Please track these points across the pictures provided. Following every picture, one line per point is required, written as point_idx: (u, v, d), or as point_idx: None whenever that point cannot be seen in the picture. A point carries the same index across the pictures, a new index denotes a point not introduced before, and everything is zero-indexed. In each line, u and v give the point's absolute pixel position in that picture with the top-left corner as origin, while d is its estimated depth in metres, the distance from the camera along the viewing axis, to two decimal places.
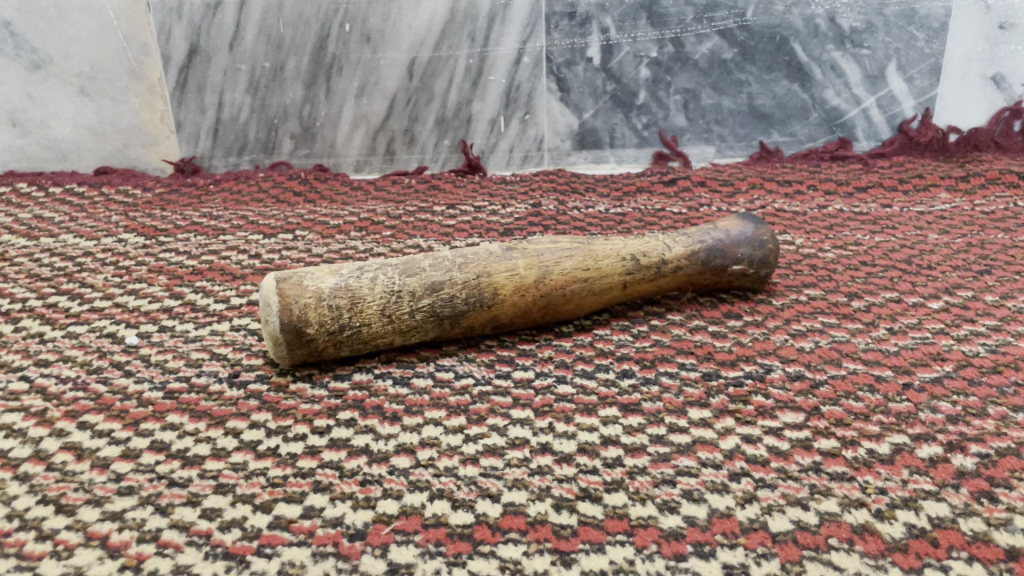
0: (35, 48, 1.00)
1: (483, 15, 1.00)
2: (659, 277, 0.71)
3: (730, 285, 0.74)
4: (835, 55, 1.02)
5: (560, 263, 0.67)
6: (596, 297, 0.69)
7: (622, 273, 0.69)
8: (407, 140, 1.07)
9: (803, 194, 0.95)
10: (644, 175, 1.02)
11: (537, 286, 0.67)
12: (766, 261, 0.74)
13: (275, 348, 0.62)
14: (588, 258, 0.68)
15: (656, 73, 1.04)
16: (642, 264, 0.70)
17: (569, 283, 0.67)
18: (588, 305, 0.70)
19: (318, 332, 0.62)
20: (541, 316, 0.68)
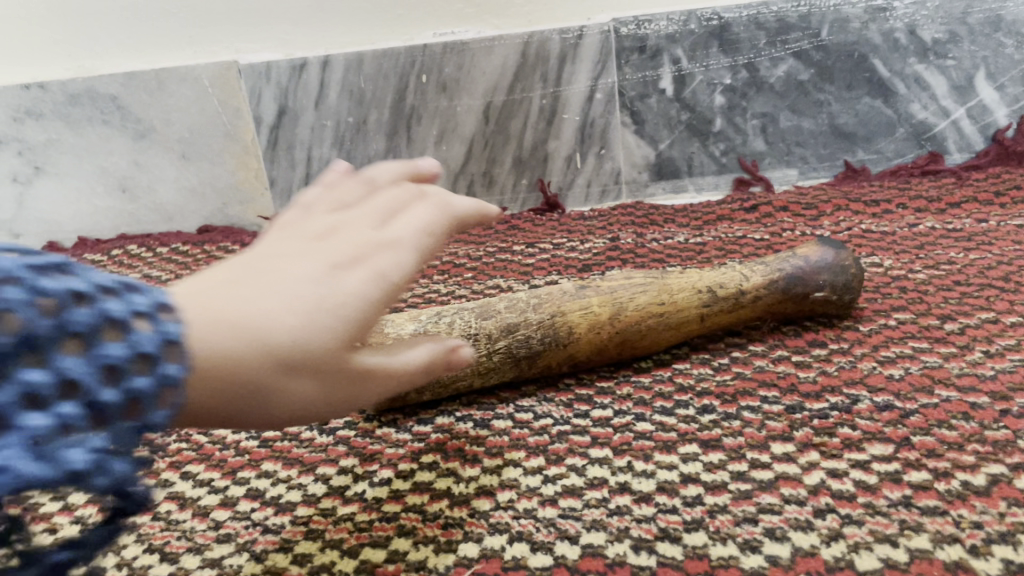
0: (140, 118, 1.08)
1: (554, 55, 1.02)
2: (738, 307, 0.70)
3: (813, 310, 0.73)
4: (918, 68, 0.99)
5: (634, 298, 0.68)
6: (673, 330, 0.69)
7: (698, 306, 0.69)
8: (486, 182, 1.10)
9: (892, 213, 0.92)
10: (724, 203, 1.01)
11: (613, 322, 0.67)
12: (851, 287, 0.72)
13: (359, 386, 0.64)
14: (663, 292, 0.68)
15: (732, 99, 1.03)
16: (719, 296, 0.69)
17: (645, 319, 0.67)
18: (666, 339, 0.69)
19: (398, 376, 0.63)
20: (616, 353, 0.68)
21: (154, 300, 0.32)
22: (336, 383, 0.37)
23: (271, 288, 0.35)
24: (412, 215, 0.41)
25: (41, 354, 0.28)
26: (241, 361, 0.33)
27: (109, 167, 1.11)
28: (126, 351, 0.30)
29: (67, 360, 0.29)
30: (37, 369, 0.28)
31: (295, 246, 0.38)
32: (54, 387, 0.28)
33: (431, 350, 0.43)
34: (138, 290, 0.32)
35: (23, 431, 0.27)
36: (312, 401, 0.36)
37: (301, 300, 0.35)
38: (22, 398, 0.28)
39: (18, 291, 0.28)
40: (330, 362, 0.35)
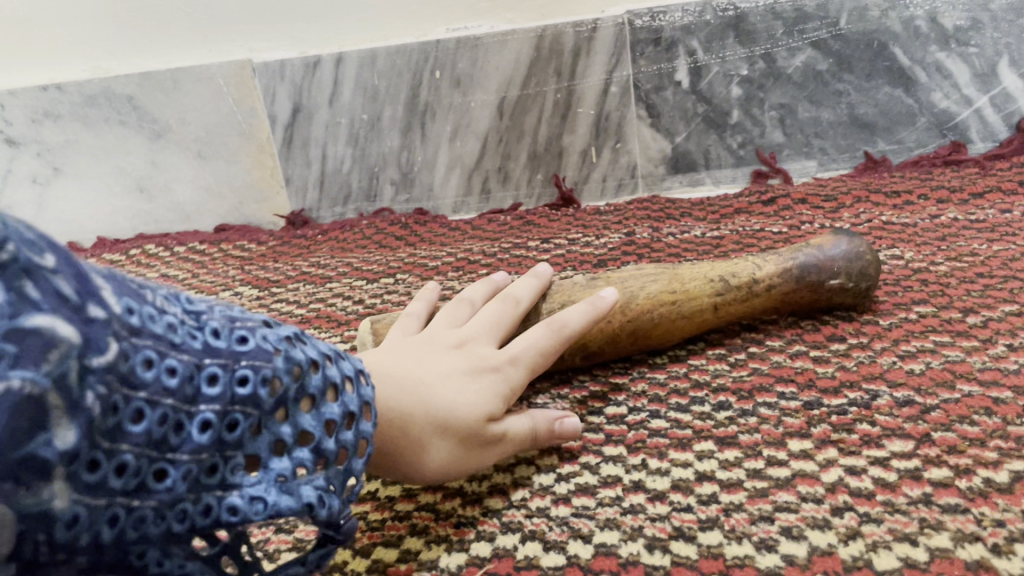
0: (156, 118, 1.09)
1: (569, 49, 1.01)
2: (752, 297, 0.69)
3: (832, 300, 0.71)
4: (939, 56, 0.97)
5: (645, 287, 0.67)
6: (687, 320, 0.68)
7: (711, 295, 0.68)
8: (501, 177, 1.09)
9: (913, 204, 0.90)
10: (741, 196, 1.00)
11: (624, 311, 0.66)
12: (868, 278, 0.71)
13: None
14: (673, 281, 0.68)
15: (749, 91, 1.01)
16: (732, 284, 0.68)
17: (656, 308, 0.67)
18: (679, 330, 0.68)
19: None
20: (628, 343, 0.67)
21: (351, 369, 0.45)
22: (466, 444, 0.54)
23: (429, 372, 0.55)
24: (532, 333, 0.62)
25: (286, 409, 0.39)
26: (410, 419, 0.51)
27: (126, 166, 1.13)
28: (338, 409, 0.42)
29: (306, 416, 0.40)
30: (286, 421, 0.39)
31: (444, 349, 0.59)
32: (296, 435, 0.39)
33: (531, 423, 0.58)
34: (344, 359, 0.45)
35: (280, 467, 0.38)
36: (449, 458, 0.53)
37: (446, 377, 0.55)
38: (280, 442, 0.39)
39: (282, 359, 0.39)
40: (466, 431, 0.53)
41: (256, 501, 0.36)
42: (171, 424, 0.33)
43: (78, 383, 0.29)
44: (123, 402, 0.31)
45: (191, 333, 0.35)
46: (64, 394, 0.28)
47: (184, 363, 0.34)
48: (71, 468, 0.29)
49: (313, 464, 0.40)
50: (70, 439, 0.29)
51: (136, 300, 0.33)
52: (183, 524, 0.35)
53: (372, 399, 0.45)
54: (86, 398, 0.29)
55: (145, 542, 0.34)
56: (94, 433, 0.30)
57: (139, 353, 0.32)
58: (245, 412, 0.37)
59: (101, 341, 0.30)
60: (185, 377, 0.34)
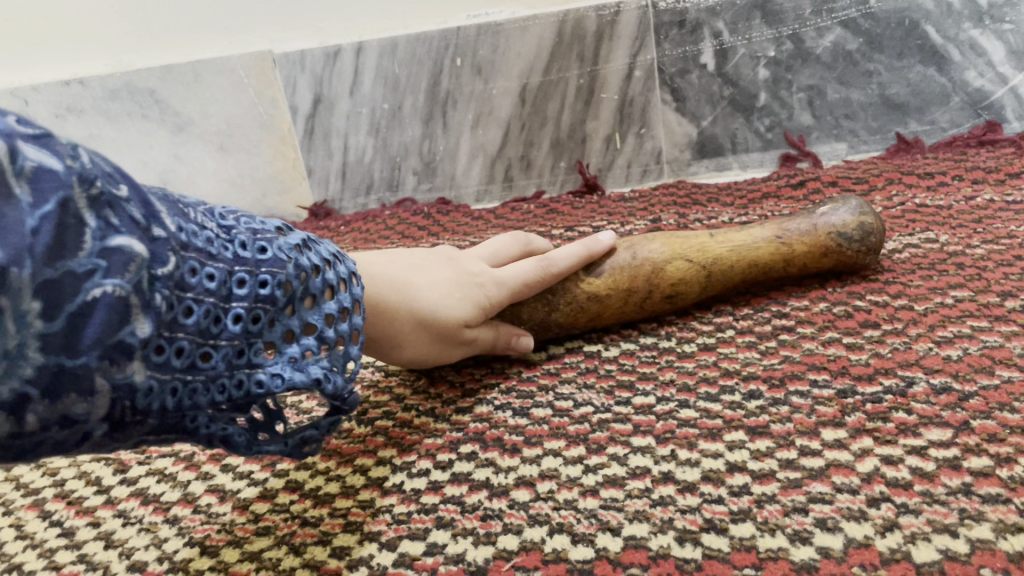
0: (179, 111, 1.09)
1: (591, 33, 0.99)
2: (746, 230, 0.72)
3: (838, 257, 0.72)
4: (974, 33, 0.93)
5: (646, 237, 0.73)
6: (686, 243, 0.70)
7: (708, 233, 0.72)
8: (523, 165, 1.08)
9: (947, 186, 0.88)
10: (770, 180, 0.98)
11: (622, 242, 0.72)
12: (870, 231, 0.71)
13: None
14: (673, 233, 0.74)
15: (776, 73, 0.98)
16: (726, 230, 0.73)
17: (653, 235, 0.72)
18: (682, 253, 0.70)
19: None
20: (631, 258, 0.69)
21: (347, 271, 0.51)
22: (434, 343, 0.63)
23: (416, 279, 0.62)
24: (523, 265, 0.67)
25: (293, 306, 0.45)
26: (388, 314, 0.59)
27: (150, 160, 1.14)
28: (336, 305, 0.48)
29: (310, 311, 0.46)
30: (293, 315, 0.45)
31: (437, 262, 0.66)
32: (303, 328, 0.46)
33: (496, 333, 0.66)
34: (341, 263, 0.51)
35: (293, 353, 0.45)
36: (417, 348, 0.62)
37: (429, 287, 0.62)
38: (291, 332, 0.45)
39: (293, 266, 0.45)
40: (429, 335, 0.62)
41: (277, 377, 0.43)
42: (213, 316, 0.40)
43: (149, 288, 0.35)
44: (178, 301, 0.38)
45: (224, 245, 0.42)
46: (141, 296, 0.35)
47: (220, 270, 0.40)
48: (145, 352, 0.36)
49: (319, 350, 0.46)
50: (147, 330, 0.35)
51: (182, 217, 0.39)
52: (224, 397, 0.41)
53: (362, 297, 0.51)
54: (156, 298, 0.36)
55: (196, 410, 0.40)
56: (161, 325, 0.37)
57: (187, 263, 0.38)
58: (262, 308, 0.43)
59: (163, 255, 0.36)
60: (220, 281, 0.41)
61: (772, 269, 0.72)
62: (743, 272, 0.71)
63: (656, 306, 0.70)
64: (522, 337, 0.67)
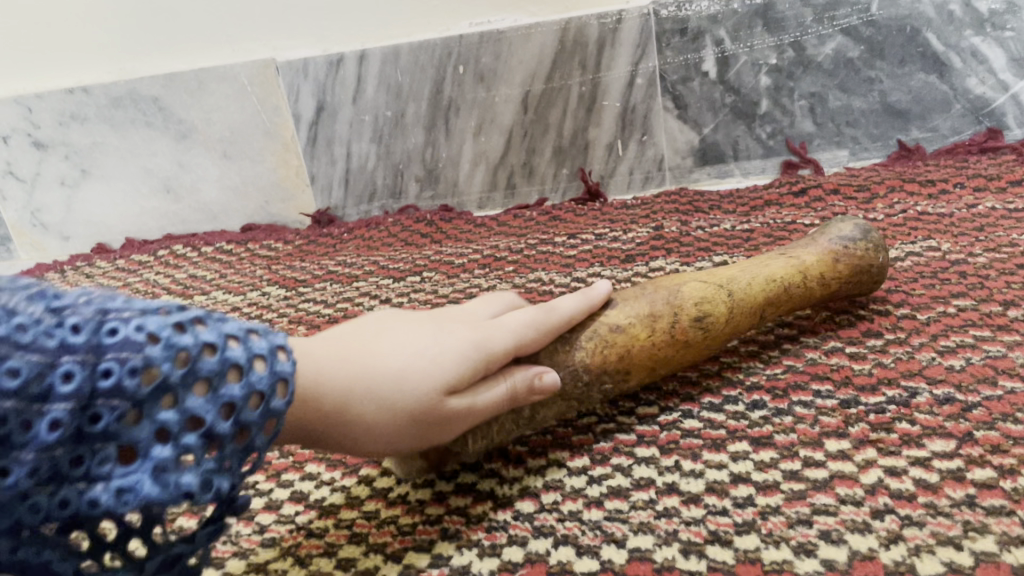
0: (182, 119, 1.10)
1: (593, 41, 1.00)
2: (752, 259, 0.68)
3: (851, 260, 0.68)
4: (975, 40, 0.93)
5: None
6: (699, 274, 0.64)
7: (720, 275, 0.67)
8: (526, 173, 1.08)
9: (948, 193, 0.88)
10: (772, 187, 0.98)
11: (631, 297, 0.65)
12: (860, 234, 0.70)
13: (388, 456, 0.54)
14: None
15: (778, 80, 0.99)
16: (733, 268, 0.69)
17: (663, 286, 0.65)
18: (698, 287, 0.61)
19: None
20: (641, 289, 0.62)
21: (265, 344, 0.39)
22: (420, 426, 0.47)
23: (383, 349, 0.48)
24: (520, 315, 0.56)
25: (173, 395, 0.35)
26: (350, 392, 0.45)
27: (153, 168, 1.14)
28: (238, 391, 0.37)
29: (197, 400, 0.36)
30: (170, 407, 0.35)
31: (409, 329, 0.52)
32: (183, 422, 0.35)
33: (507, 391, 0.51)
34: (256, 334, 0.39)
35: (164, 457, 0.34)
36: (398, 440, 0.47)
37: (400, 357, 0.48)
38: (165, 431, 0.34)
39: (159, 347, 0.34)
40: (414, 411, 0.47)
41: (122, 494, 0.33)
42: (13, 424, 0.30)
43: None
44: None
45: (47, 329, 0.32)
46: None
47: (34, 363, 0.31)
48: None
49: (203, 452, 0.35)
50: None
51: None
52: (38, 517, 0.32)
53: (290, 375, 0.39)
54: None
55: None
56: None
57: None
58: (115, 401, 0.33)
59: None
60: (33, 376, 0.31)
61: (793, 286, 0.66)
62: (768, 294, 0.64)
63: (689, 335, 0.59)
64: (541, 378, 0.52)
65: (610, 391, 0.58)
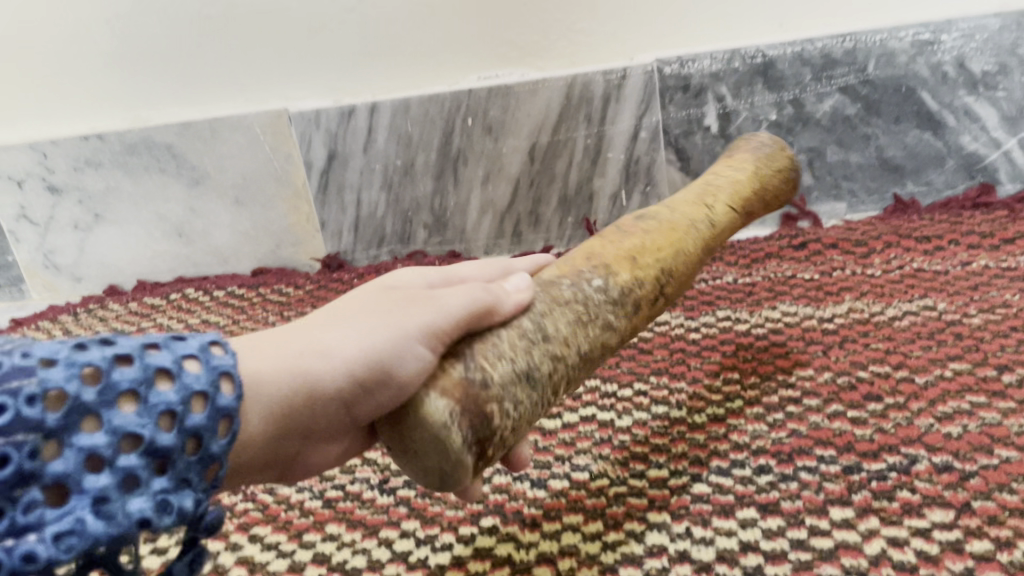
0: (195, 166, 1.13)
1: (598, 96, 1.03)
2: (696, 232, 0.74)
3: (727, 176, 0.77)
4: (968, 100, 0.96)
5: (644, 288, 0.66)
6: None
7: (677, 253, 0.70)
8: (532, 221, 1.11)
9: (943, 250, 0.91)
10: (772, 239, 1.01)
11: None
12: (772, 143, 0.86)
13: (464, 474, 0.45)
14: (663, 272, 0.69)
15: (778, 135, 1.02)
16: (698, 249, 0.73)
17: None
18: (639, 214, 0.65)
19: (424, 481, 0.47)
20: None
21: (193, 345, 0.41)
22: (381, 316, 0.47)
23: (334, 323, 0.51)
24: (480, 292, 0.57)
25: (98, 416, 0.35)
26: (300, 329, 0.47)
27: (166, 213, 1.17)
28: (172, 396, 0.38)
29: (128, 416, 0.36)
30: (96, 430, 0.35)
31: None
32: (118, 442, 0.35)
33: (472, 288, 0.49)
34: (181, 340, 0.41)
35: (100, 485, 0.34)
36: (368, 337, 0.46)
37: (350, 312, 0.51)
38: (97, 457, 0.34)
39: (68, 374, 0.35)
40: (371, 309, 0.48)
41: (68, 534, 0.32)
42: None
43: None
44: None
45: None
46: None
47: None
48: None
49: (146, 472, 0.36)
50: None
51: None
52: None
53: (230, 368, 0.41)
54: None
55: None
56: None
57: None
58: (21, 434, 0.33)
59: None
60: None
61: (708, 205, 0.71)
62: (708, 214, 0.68)
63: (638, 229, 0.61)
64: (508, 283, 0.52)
65: (603, 287, 0.55)
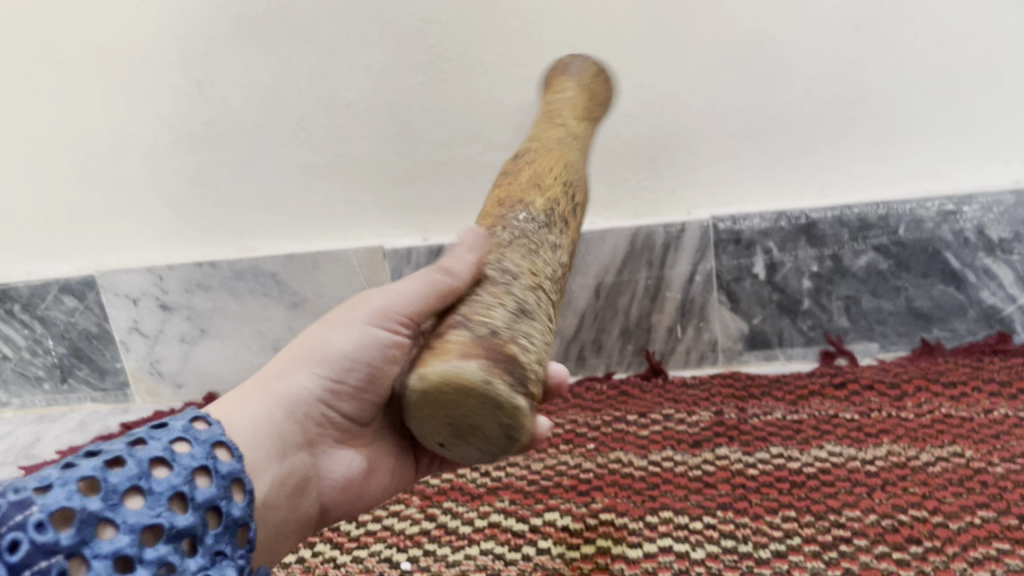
0: (296, 291, 1.28)
1: (659, 245, 1.17)
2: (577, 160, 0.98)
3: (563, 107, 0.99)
4: (987, 261, 1.11)
5: None
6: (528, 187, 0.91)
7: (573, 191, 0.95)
8: (595, 348, 1.25)
9: (968, 396, 1.04)
10: (814, 377, 1.14)
11: None
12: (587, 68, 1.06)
13: (524, 416, 0.55)
14: None
15: (818, 283, 1.16)
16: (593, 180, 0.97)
17: None
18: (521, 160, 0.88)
19: (493, 441, 0.58)
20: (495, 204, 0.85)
21: (167, 442, 0.57)
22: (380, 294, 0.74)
23: (307, 348, 0.72)
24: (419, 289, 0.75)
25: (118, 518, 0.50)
26: (310, 337, 0.73)
27: (264, 330, 1.31)
28: (168, 483, 0.54)
29: (140, 511, 0.51)
30: (118, 533, 0.50)
31: None
32: (145, 531, 0.51)
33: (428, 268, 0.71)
34: (151, 440, 0.57)
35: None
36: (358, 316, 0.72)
37: (316, 333, 0.73)
38: (125, 554, 0.49)
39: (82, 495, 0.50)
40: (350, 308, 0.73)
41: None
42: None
43: None
44: None
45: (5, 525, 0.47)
46: None
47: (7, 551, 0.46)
48: None
49: (175, 550, 0.51)
50: None
51: None
52: None
53: (193, 450, 0.58)
54: None
55: None
56: None
57: None
58: (55, 556, 0.47)
59: None
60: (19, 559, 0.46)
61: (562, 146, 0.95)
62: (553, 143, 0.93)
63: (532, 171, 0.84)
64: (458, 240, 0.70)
65: (524, 217, 0.76)
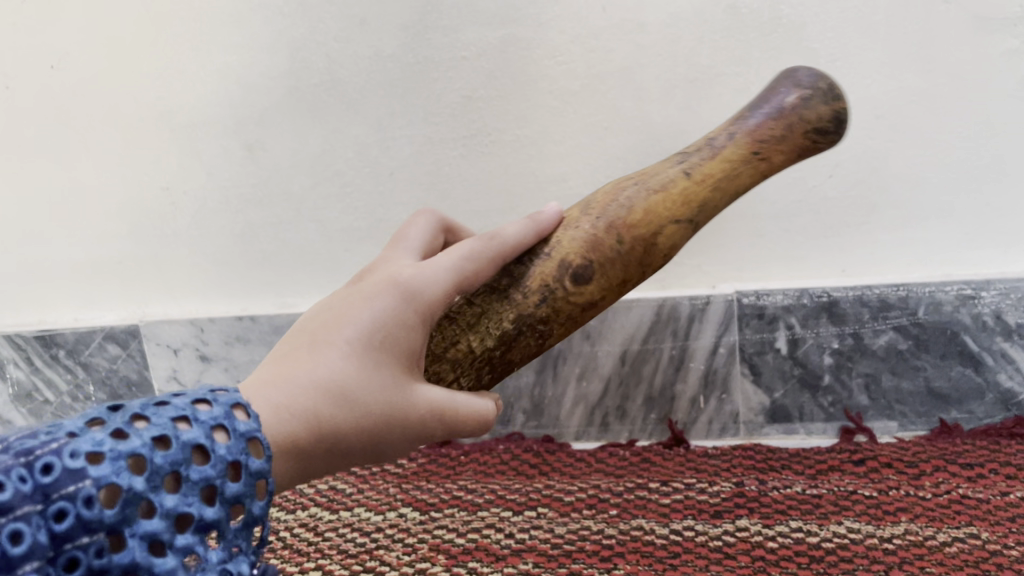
0: None
1: (684, 316, 1.21)
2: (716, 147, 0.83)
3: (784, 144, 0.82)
4: (1004, 345, 1.15)
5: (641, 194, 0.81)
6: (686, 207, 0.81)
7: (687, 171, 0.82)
8: (619, 414, 1.28)
9: (985, 478, 1.06)
10: (832, 452, 1.17)
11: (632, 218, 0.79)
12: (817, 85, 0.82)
13: None
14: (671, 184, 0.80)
15: (839, 360, 1.20)
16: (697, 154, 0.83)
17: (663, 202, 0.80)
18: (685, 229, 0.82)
19: None
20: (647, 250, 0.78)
21: (220, 416, 0.53)
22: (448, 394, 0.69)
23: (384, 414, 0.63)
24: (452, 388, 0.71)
25: (153, 502, 0.47)
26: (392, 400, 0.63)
27: None
28: (208, 471, 0.50)
29: (176, 497, 0.48)
30: (152, 516, 0.47)
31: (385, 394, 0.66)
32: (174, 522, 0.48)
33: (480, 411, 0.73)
34: (204, 409, 0.53)
35: (169, 565, 0.46)
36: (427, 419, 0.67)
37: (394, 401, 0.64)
38: (158, 540, 0.46)
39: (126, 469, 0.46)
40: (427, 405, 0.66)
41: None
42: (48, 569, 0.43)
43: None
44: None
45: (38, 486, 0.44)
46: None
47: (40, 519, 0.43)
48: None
49: (200, 541, 0.49)
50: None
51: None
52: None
53: (246, 435, 0.53)
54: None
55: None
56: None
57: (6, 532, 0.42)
58: (91, 537, 0.44)
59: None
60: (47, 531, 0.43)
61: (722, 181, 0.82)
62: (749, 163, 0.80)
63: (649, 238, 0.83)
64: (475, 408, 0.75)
65: None
